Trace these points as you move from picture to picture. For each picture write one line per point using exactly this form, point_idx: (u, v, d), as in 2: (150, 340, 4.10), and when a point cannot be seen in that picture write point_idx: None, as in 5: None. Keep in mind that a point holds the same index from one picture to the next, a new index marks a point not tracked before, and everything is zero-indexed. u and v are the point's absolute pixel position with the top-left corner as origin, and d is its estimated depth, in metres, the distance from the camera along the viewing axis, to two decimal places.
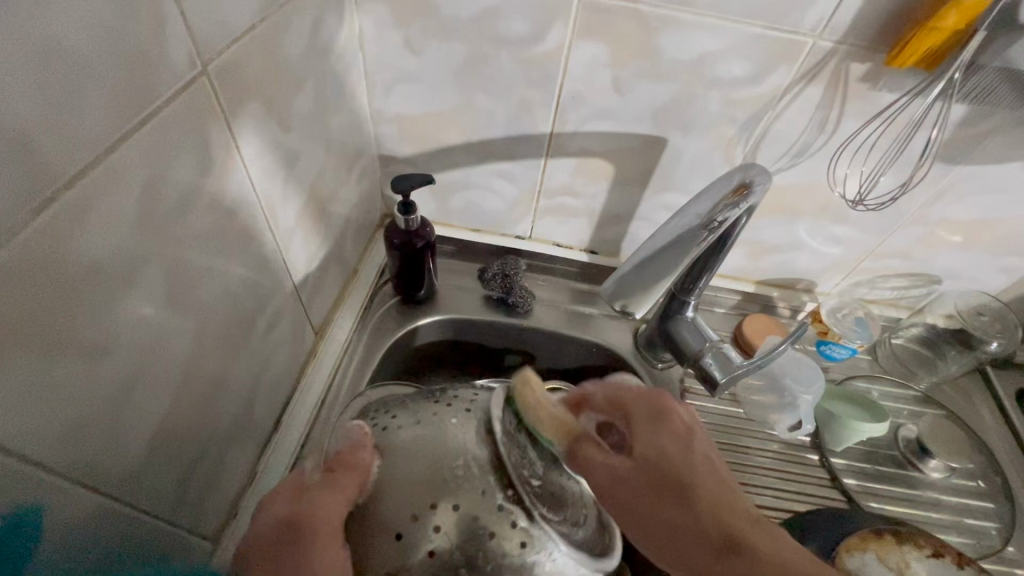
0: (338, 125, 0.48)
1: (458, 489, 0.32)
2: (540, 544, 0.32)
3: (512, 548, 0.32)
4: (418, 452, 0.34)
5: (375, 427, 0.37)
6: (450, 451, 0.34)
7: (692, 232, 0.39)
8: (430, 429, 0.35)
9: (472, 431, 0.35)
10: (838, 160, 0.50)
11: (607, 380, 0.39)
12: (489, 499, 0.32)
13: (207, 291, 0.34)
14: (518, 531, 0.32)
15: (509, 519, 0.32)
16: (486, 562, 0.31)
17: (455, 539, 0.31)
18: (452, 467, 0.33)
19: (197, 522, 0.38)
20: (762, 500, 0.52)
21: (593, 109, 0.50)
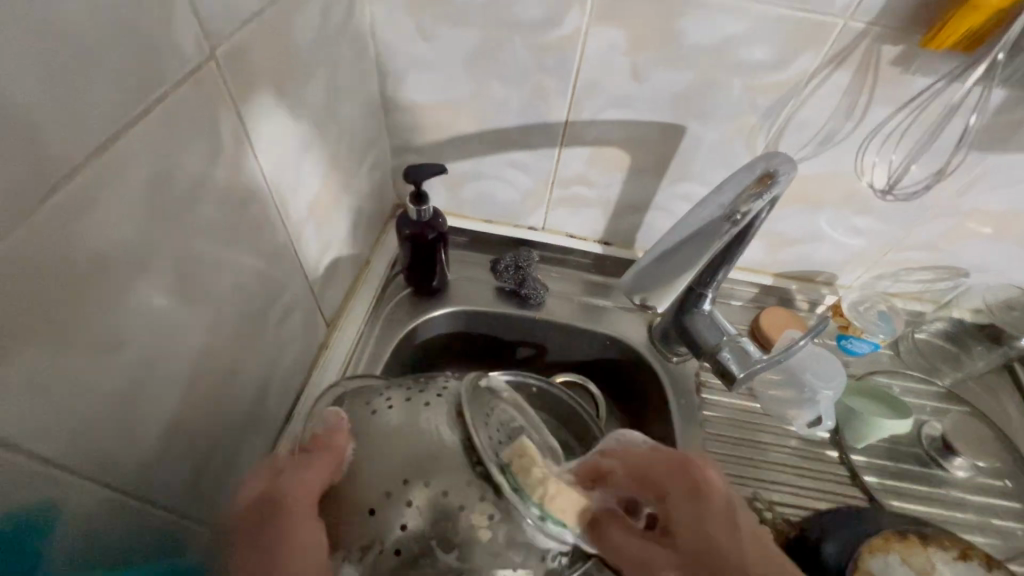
0: (349, 114, 0.47)
1: (433, 466, 0.33)
2: (511, 518, 0.33)
3: (483, 521, 0.32)
4: (394, 435, 0.35)
5: (363, 412, 0.37)
6: (423, 432, 0.35)
7: (714, 224, 0.38)
8: (407, 413, 0.36)
9: (445, 412, 0.36)
10: (866, 147, 0.48)
11: (614, 449, 0.42)
12: (459, 474, 0.33)
13: (219, 283, 0.33)
14: (487, 504, 0.33)
15: (478, 493, 0.33)
16: (458, 534, 0.32)
17: (426, 513, 0.32)
18: (425, 447, 0.34)
19: (211, 515, 0.38)
20: (778, 497, 0.51)
21: (609, 96, 0.48)
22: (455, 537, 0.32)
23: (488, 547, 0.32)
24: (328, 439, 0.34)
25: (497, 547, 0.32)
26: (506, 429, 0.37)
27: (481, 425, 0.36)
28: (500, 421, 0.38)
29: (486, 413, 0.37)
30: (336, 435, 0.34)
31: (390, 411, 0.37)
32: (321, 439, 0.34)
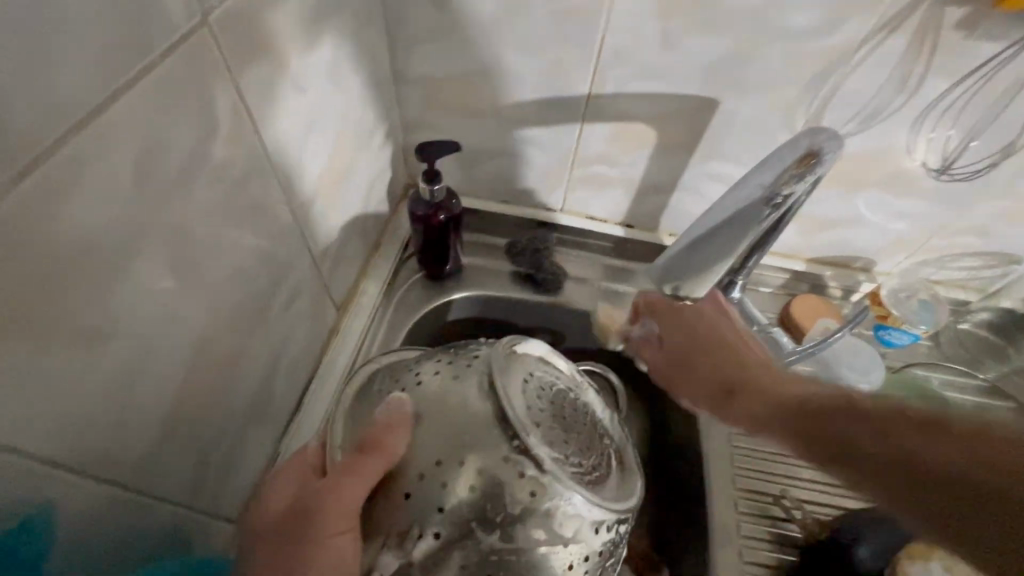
0: (357, 88, 0.44)
1: (469, 445, 0.30)
2: (556, 493, 0.30)
3: (525, 499, 0.30)
4: (423, 414, 0.32)
5: (400, 388, 0.34)
6: (458, 407, 0.32)
7: (754, 208, 0.35)
8: (438, 390, 0.33)
9: (479, 384, 0.33)
10: (920, 122, 0.44)
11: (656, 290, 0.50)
12: (497, 452, 0.30)
13: (220, 268, 0.32)
14: (528, 480, 0.30)
15: (517, 469, 0.30)
16: (499, 514, 0.29)
17: (465, 495, 0.29)
18: (459, 427, 0.31)
19: (217, 506, 0.37)
20: (808, 495, 0.49)
21: (636, 67, 0.45)
22: (497, 517, 0.29)
23: (532, 527, 0.30)
24: (376, 446, 0.30)
25: (542, 525, 0.30)
26: (544, 399, 0.34)
27: (518, 394, 0.33)
28: (538, 389, 0.34)
29: (523, 381, 0.34)
30: (385, 435, 0.31)
31: (420, 386, 0.34)
32: (368, 442, 0.31)
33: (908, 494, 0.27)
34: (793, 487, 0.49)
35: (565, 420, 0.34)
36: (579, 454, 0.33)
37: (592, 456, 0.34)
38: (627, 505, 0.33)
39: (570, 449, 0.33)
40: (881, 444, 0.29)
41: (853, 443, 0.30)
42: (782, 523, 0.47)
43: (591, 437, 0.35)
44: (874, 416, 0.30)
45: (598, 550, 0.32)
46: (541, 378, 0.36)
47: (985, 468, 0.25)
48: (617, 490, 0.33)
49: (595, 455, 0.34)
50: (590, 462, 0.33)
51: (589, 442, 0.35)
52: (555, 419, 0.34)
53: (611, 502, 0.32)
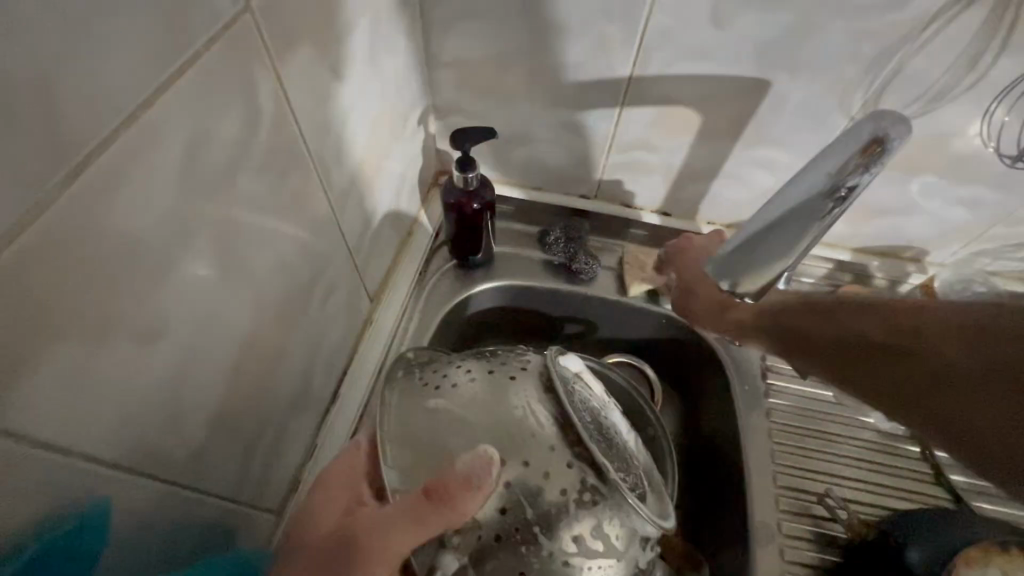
0: (393, 73, 0.43)
1: (524, 444, 0.31)
2: (618, 504, 0.31)
3: (588, 508, 0.30)
4: (477, 408, 0.33)
5: (425, 386, 0.34)
6: (519, 409, 0.33)
7: (815, 203, 0.33)
8: (491, 386, 0.34)
9: (537, 392, 0.33)
10: (994, 104, 0.41)
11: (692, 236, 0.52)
12: (557, 455, 0.31)
13: (262, 263, 0.31)
14: (588, 489, 0.31)
15: (579, 477, 0.31)
16: (559, 517, 0.30)
17: (518, 496, 0.30)
18: (518, 425, 0.32)
19: (260, 498, 0.37)
20: (852, 494, 0.48)
21: (685, 46, 0.42)
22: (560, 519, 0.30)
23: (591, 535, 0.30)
24: (452, 504, 0.28)
25: (601, 533, 0.30)
26: (589, 411, 0.35)
27: (573, 405, 0.33)
28: (581, 400, 0.36)
29: (571, 393, 0.35)
30: (461, 490, 0.28)
31: (477, 382, 0.34)
32: (441, 493, 0.28)
33: (924, 417, 0.34)
34: (837, 487, 0.48)
35: (606, 435, 0.35)
36: (623, 469, 0.34)
37: (631, 471, 0.35)
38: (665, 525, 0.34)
39: (616, 463, 0.34)
40: (857, 342, 0.38)
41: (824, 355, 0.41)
42: (826, 523, 0.46)
43: (627, 455, 0.36)
44: (875, 330, 0.37)
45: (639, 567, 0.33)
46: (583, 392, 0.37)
47: (914, 348, 0.35)
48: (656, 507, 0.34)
49: (634, 472, 0.35)
50: (632, 478, 0.34)
51: (627, 460, 0.35)
52: (599, 432, 0.35)
53: (659, 518, 0.32)
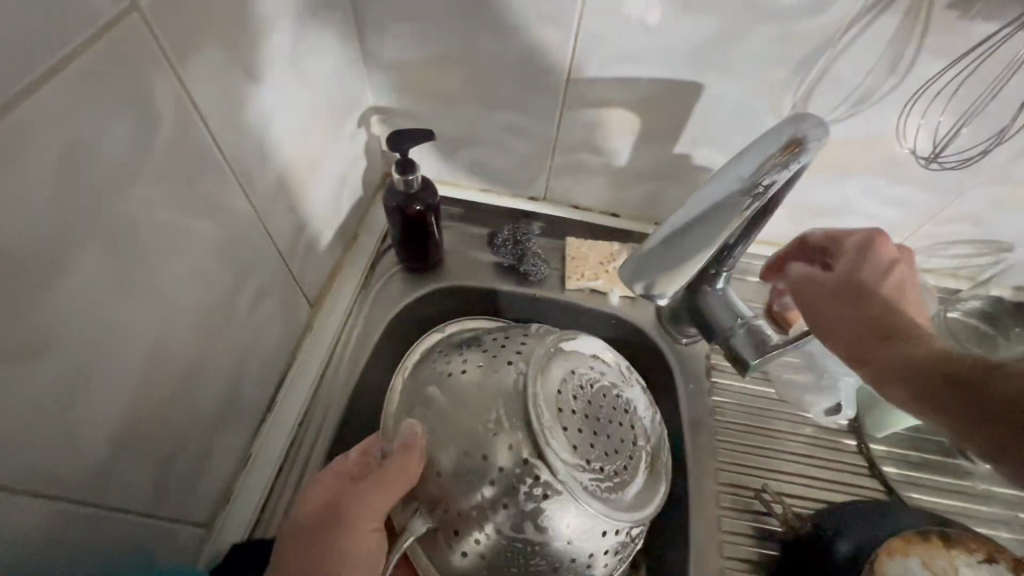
0: (324, 74, 0.42)
1: (483, 433, 0.36)
2: (568, 497, 0.34)
3: (538, 498, 0.34)
4: (462, 400, 0.38)
5: (447, 371, 0.40)
6: (492, 402, 0.37)
7: (731, 199, 0.32)
8: (477, 377, 0.39)
9: (519, 386, 0.37)
10: (912, 106, 0.42)
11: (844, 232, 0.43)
12: (515, 452, 0.35)
13: (173, 273, 0.30)
14: (541, 484, 0.34)
15: (533, 473, 0.34)
16: (522, 505, 0.34)
17: (495, 488, 0.35)
18: (485, 420, 0.36)
19: (184, 511, 0.36)
20: (789, 489, 0.49)
21: (618, 50, 0.43)
22: (516, 511, 0.34)
23: (543, 522, 0.34)
24: (400, 468, 0.35)
25: (554, 521, 0.35)
26: (586, 396, 0.39)
27: (555, 395, 0.38)
28: (582, 390, 0.39)
29: (569, 381, 0.39)
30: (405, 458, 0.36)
31: (464, 376, 0.39)
32: (391, 465, 0.36)
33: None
34: (774, 483, 0.48)
35: (603, 424, 0.39)
36: (605, 459, 0.38)
37: (624, 458, 0.39)
38: (641, 514, 0.37)
39: (596, 455, 0.37)
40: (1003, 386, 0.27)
41: (948, 384, 0.30)
42: (763, 518, 0.47)
43: (627, 440, 0.40)
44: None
45: (607, 551, 0.37)
46: (591, 380, 0.40)
47: None
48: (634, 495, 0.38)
49: (621, 460, 0.38)
50: (614, 469, 0.38)
51: (620, 447, 0.39)
52: (590, 422, 0.38)
53: (617, 511, 0.36)
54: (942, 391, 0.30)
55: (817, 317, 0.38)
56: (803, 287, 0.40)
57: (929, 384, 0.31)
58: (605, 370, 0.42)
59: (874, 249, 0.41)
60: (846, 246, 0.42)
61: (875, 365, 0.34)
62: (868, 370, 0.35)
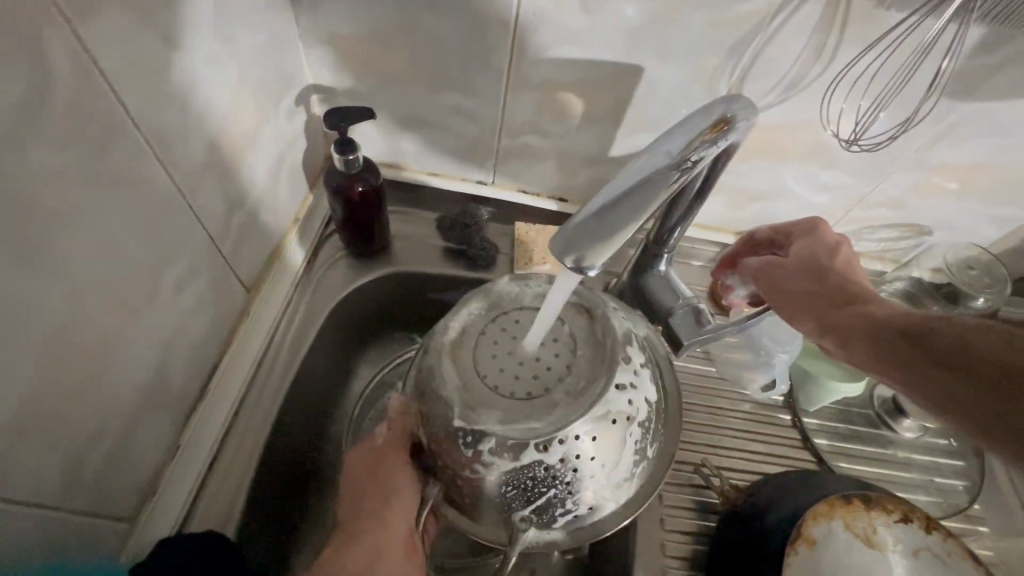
0: (252, 45, 0.40)
1: (424, 412, 0.37)
2: (492, 437, 0.34)
3: (473, 448, 0.34)
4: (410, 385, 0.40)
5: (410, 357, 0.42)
6: (420, 378, 0.38)
7: (661, 173, 0.30)
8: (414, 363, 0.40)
9: (436, 356, 0.37)
10: (835, 90, 0.44)
11: (792, 220, 0.45)
12: (442, 415, 0.35)
13: (79, 247, 0.28)
14: (469, 434, 0.34)
15: (458, 426, 0.35)
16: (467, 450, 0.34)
17: (445, 440, 0.35)
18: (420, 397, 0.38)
19: (103, 505, 0.34)
20: (728, 463, 0.50)
21: (556, 30, 0.43)
22: (471, 465, 0.35)
23: (487, 460, 0.34)
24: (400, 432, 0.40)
25: (497, 458, 0.34)
26: (504, 338, 0.38)
27: (471, 350, 0.37)
28: (503, 332, 0.38)
29: (487, 331, 0.38)
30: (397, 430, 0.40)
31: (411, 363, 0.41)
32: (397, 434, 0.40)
33: (1003, 408, 0.29)
34: (712, 456, 0.50)
35: (533, 352, 0.37)
36: (534, 381, 0.36)
37: (558, 370, 0.36)
38: (575, 416, 0.34)
39: (523, 384, 0.36)
40: (958, 344, 0.32)
41: (905, 343, 0.34)
42: (703, 490, 0.48)
43: (563, 352, 0.37)
44: (977, 337, 0.31)
45: (586, 463, 0.35)
46: (516, 319, 0.39)
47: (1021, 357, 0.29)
48: (573, 398, 0.35)
49: (555, 374, 0.36)
50: (545, 384, 0.36)
51: (551, 365, 0.36)
52: (512, 357, 0.37)
53: (548, 423, 0.34)
54: (909, 354, 0.33)
55: (787, 299, 0.40)
56: (768, 277, 0.41)
57: (895, 351, 0.34)
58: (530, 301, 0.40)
59: (821, 232, 0.42)
60: (794, 233, 0.44)
61: (844, 335, 0.37)
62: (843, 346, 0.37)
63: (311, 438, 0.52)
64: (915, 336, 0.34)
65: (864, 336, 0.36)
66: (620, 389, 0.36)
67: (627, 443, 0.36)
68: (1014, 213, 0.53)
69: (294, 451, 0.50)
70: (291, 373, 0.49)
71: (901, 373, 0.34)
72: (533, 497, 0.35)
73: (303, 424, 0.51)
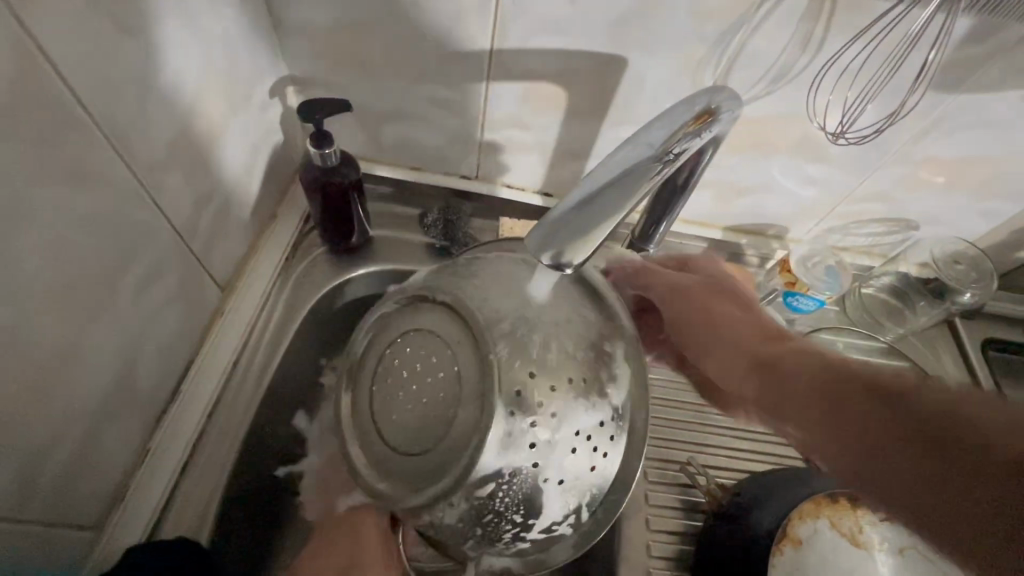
0: (218, 33, 0.38)
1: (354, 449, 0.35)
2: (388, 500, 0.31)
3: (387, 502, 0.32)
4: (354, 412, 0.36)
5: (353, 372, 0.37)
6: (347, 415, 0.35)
7: (644, 164, 0.29)
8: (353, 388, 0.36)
9: (341, 415, 0.34)
10: (821, 81, 0.43)
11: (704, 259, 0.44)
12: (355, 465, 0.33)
13: (31, 245, 0.27)
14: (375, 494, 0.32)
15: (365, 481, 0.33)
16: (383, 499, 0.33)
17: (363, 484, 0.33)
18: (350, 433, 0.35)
19: (60, 514, 0.33)
20: (714, 461, 0.50)
21: (538, 20, 0.41)
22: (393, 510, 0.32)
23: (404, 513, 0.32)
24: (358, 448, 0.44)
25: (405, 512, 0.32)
26: (397, 378, 0.32)
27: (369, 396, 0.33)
28: (395, 366, 0.32)
29: (376, 373, 0.33)
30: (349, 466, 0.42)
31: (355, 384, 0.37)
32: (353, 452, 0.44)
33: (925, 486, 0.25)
34: (698, 455, 0.49)
35: (421, 386, 0.31)
36: (420, 436, 0.30)
37: (449, 403, 0.30)
38: (446, 487, 0.29)
39: (414, 436, 0.30)
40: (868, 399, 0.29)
41: (813, 395, 0.31)
42: (689, 489, 0.48)
43: (450, 396, 0.30)
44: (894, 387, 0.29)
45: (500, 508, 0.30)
46: (402, 347, 0.32)
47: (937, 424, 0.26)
48: (449, 461, 0.29)
49: (439, 429, 0.30)
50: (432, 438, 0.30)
51: (439, 412, 0.30)
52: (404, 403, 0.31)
53: (425, 490, 0.30)
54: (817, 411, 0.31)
55: (702, 331, 0.39)
56: (679, 307, 0.40)
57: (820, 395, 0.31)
58: (430, 324, 0.32)
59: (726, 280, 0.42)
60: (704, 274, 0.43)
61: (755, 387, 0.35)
62: (761, 389, 0.34)
63: (290, 440, 0.51)
64: (845, 379, 0.31)
65: (789, 381, 0.33)
66: (510, 441, 0.29)
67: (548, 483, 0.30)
68: (1001, 208, 0.53)
69: (271, 453, 0.49)
70: (267, 374, 0.48)
71: (820, 422, 0.31)
72: (463, 538, 0.31)
73: (281, 425, 0.50)
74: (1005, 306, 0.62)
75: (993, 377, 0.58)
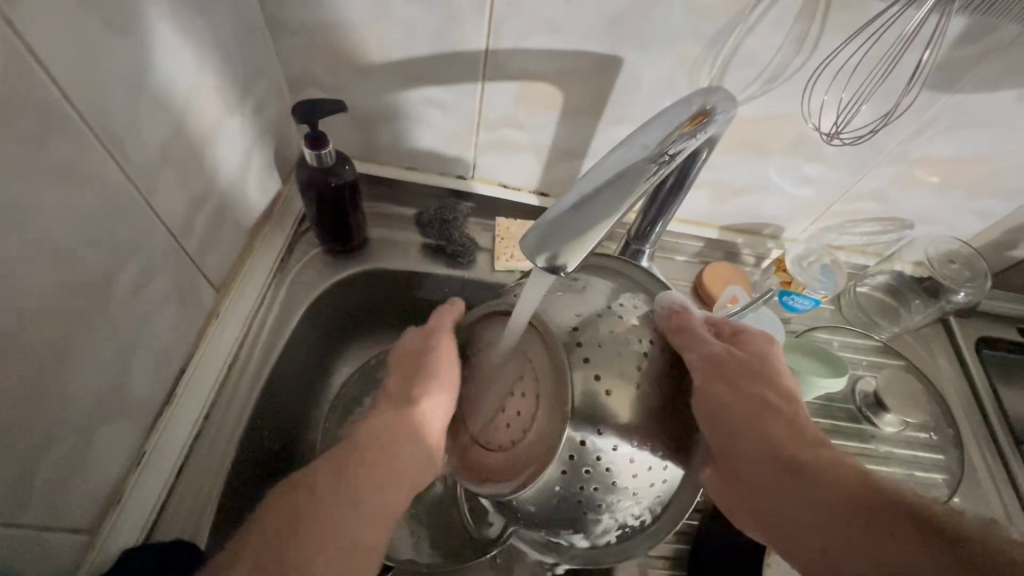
0: (212, 33, 0.38)
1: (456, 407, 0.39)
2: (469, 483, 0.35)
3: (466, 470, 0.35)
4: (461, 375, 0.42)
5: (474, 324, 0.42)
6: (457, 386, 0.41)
7: (639, 166, 0.29)
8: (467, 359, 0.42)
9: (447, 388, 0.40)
10: (816, 82, 0.43)
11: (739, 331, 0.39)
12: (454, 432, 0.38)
13: (21, 249, 0.26)
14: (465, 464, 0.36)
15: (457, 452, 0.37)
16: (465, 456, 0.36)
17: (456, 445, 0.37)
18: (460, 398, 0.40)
19: (56, 517, 0.33)
20: None
21: (533, 20, 0.41)
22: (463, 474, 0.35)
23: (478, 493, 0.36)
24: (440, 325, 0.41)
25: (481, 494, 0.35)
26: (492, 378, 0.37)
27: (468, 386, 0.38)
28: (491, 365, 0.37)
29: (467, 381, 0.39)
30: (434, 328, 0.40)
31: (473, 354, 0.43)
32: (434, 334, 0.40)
33: None
34: None
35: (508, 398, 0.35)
36: (506, 432, 0.34)
37: (522, 422, 0.33)
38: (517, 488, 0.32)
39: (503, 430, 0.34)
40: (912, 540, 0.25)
41: (846, 518, 0.27)
42: None
43: (527, 408, 0.33)
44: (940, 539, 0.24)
45: (565, 514, 0.34)
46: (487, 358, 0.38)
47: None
48: (521, 462, 0.32)
49: (518, 429, 0.33)
50: (514, 436, 0.33)
51: (520, 414, 0.33)
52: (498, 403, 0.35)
53: (498, 485, 0.33)
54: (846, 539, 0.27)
55: (731, 414, 0.32)
56: (711, 376, 0.34)
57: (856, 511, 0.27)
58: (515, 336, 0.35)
59: (763, 359, 0.36)
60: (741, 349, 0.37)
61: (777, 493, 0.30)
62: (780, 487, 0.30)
63: (286, 442, 0.51)
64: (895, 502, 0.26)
65: (819, 484, 0.29)
66: (584, 446, 0.32)
67: (616, 506, 0.34)
68: (995, 207, 0.53)
69: (268, 455, 0.49)
70: (263, 375, 0.48)
71: (843, 530, 0.27)
72: (522, 520, 0.36)
73: (277, 428, 0.50)
74: (999, 304, 0.62)
75: (986, 375, 0.59)
